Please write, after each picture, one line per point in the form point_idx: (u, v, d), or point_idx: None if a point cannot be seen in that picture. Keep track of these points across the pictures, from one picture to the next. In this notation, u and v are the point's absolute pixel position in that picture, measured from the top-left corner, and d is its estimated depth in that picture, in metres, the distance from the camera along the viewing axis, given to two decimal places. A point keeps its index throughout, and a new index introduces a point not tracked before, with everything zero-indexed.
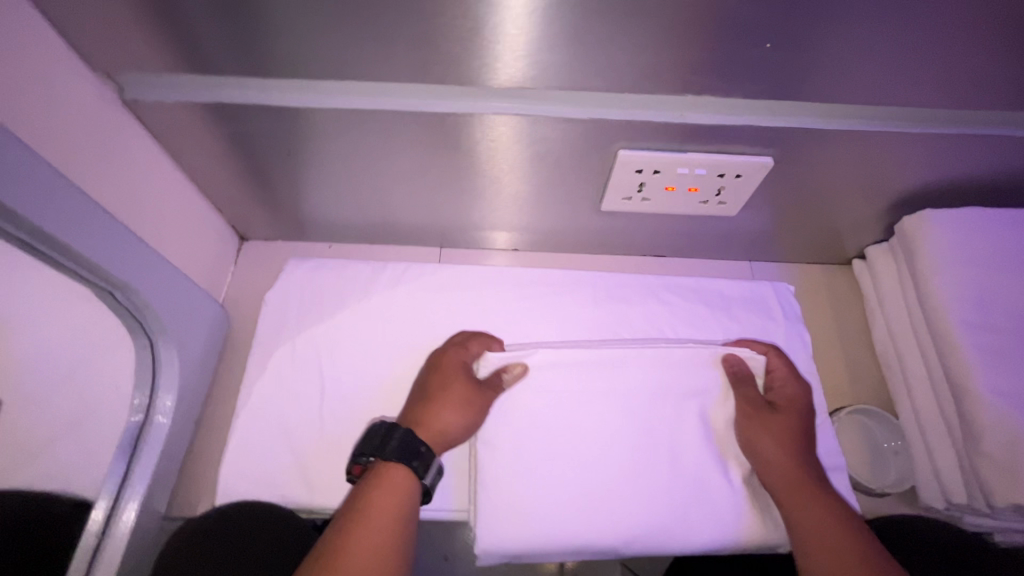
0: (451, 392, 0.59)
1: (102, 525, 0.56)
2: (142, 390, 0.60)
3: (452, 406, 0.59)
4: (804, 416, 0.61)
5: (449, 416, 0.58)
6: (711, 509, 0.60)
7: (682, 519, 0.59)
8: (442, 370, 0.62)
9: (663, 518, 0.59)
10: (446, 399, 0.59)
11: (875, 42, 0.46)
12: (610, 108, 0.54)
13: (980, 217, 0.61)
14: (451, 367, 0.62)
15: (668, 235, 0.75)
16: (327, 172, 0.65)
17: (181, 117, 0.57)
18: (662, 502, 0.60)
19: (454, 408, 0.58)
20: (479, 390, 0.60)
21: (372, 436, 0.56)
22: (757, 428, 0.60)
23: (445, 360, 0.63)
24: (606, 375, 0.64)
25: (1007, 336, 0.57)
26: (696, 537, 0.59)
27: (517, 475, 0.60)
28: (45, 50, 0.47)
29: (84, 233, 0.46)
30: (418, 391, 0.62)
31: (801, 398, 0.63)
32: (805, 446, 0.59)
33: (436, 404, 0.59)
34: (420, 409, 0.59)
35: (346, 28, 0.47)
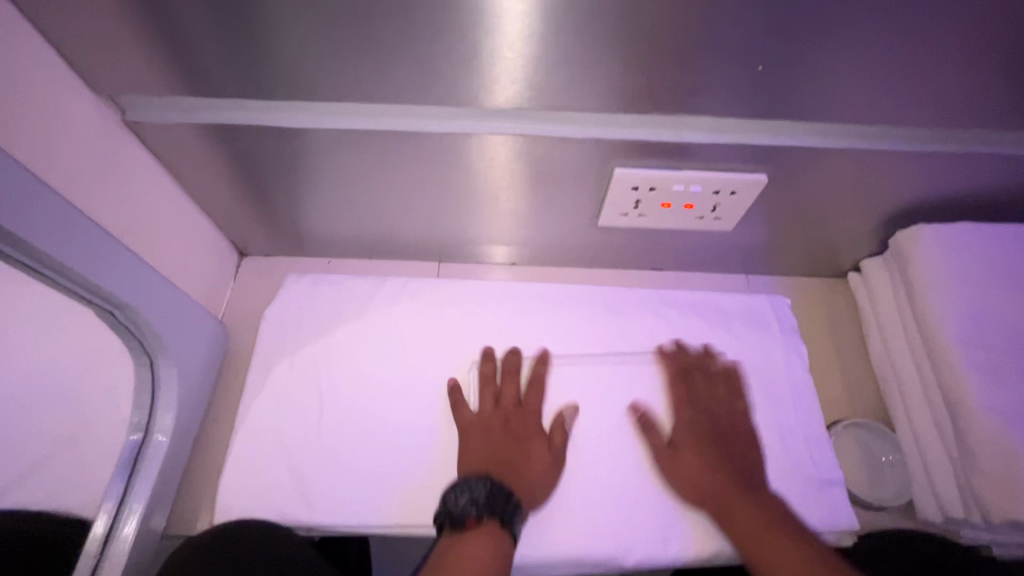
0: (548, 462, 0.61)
1: (100, 544, 0.56)
2: (142, 408, 0.60)
3: (545, 476, 0.60)
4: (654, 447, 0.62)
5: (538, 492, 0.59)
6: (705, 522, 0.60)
7: (675, 531, 0.60)
8: (495, 420, 0.63)
9: (656, 530, 0.60)
10: (546, 473, 0.60)
11: (863, 64, 0.47)
12: (605, 128, 0.55)
13: (972, 233, 0.62)
14: (528, 436, 0.62)
15: (665, 250, 0.75)
16: (325, 189, 0.66)
17: (181, 137, 0.58)
18: (652, 517, 0.61)
19: (547, 479, 0.60)
20: (560, 449, 0.62)
21: (476, 492, 0.55)
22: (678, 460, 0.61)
23: (520, 427, 0.62)
24: (590, 393, 0.67)
25: (1001, 352, 0.57)
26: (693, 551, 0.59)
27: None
28: (49, 76, 0.48)
29: (83, 255, 0.47)
30: (495, 457, 0.60)
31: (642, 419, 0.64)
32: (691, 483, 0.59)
33: (537, 479, 0.60)
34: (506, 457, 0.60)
35: (345, 53, 0.48)
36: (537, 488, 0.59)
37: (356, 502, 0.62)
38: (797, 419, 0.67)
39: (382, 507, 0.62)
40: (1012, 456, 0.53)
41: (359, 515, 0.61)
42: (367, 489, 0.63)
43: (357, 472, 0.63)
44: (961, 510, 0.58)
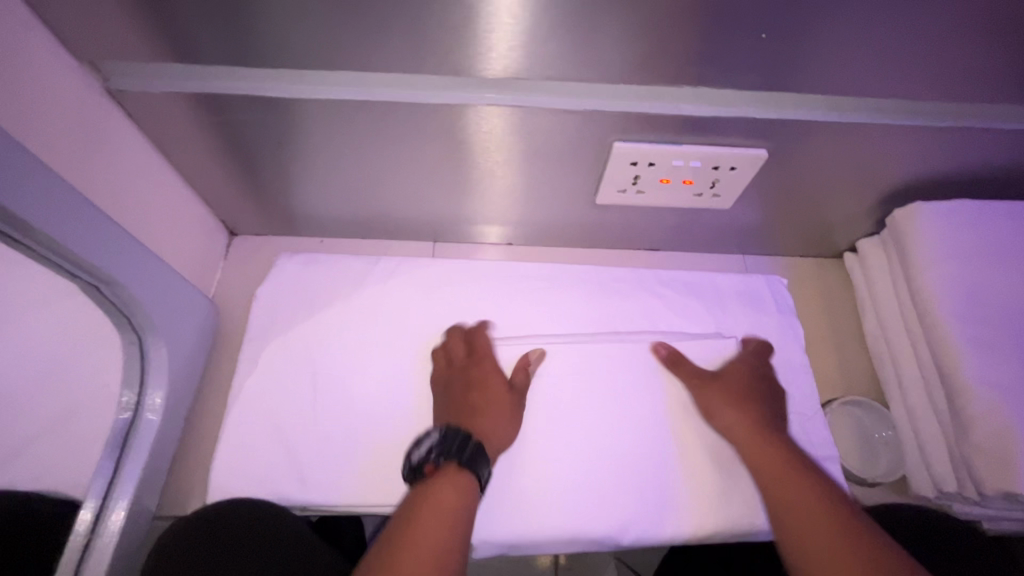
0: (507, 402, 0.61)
1: (91, 524, 0.55)
2: (131, 386, 0.58)
3: (506, 416, 0.61)
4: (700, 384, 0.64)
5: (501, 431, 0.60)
6: (697, 496, 0.61)
7: (668, 505, 0.60)
8: (447, 380, 0.64)
9: (649, 503, 0.60)
10: (505, 412, 0.61)
11: (868, 33, 0.46)
12: (604, 100, 0.54)
13: (970, 210, 0.62)
14: (486, 379, 0.62)
15: (662, 229, 0.75)
16: (317, 165, 0.64)
17: (167, 108, 0.56)
18: (647, 491, 0.61)
19: (508, 420, 0.61)
20: (520, 389, 0.63)
21: (433, 442, 0.57)
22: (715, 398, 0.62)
23: (474, 373, 0.63)
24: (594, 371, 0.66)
25: (997, 328, 0.57)
26: (692, 530, 0.59)
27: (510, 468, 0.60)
28: (27, 38, 0.46)
29: (67, 225, 0.45)
30: (454, 403, 0.61)
31: (681, 360, 0.66)
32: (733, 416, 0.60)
33: (498, 419, 0.60)
34: (462, 407, 0.60)
35: (338, 18, 0.46)
36: (496, 429, 0.59)
37: (351, 480, 0.61)
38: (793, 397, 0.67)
39: (378, 486, 0.62)
40: (1006, 430, 0.53)
41: (355, 494, 0.61)
42: (363, 467, 0.62)
43: (352, 451, 0.63)
44: (953, 484, 0.59)
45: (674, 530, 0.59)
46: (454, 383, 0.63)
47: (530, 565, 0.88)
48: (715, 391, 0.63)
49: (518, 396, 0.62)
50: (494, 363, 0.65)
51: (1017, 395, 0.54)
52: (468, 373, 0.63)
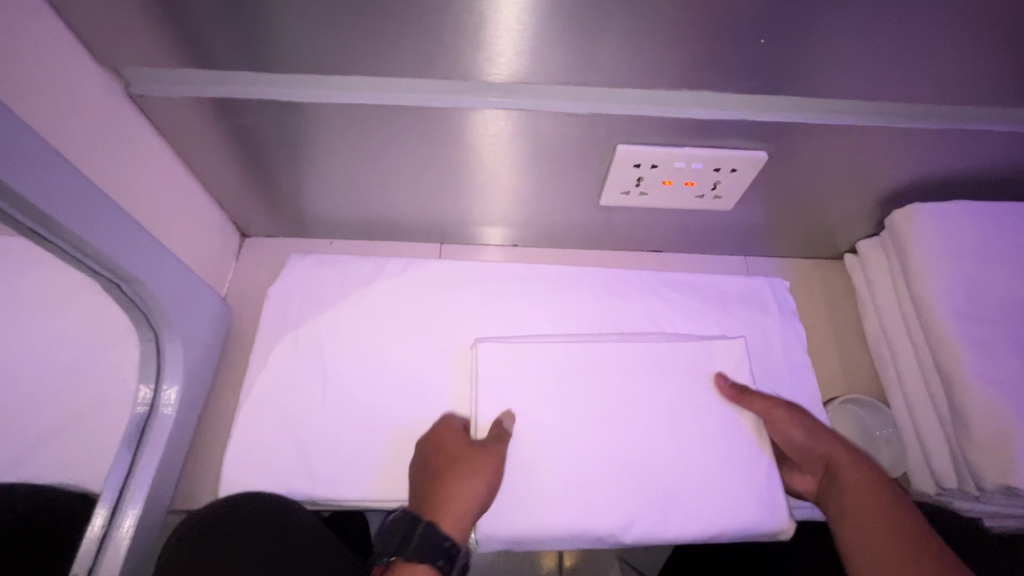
0: (470, 469, 0.58)
1: (107, 516, 0.56)
2: (147, 381, 0.59)
3: (467, 474, 0.58)
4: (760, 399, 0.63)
5: (467, 503, 0.57)
6: (707, 497, 0.61)
7: (678, 503, 0.61)
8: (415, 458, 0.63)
9: (659, 503, 0.61)
10: (471, 482, 0.57)
11: (863, 37, 0.48)
12: (607, 103, 0.56)
13: (967, 211, 0.63)
14: (446, 443, 0.61)
15: (665, 230, 0.76)
16: (327, 168, 0.66)
17: (185, 112, 0.58)
18: (656, 491, 0.61)
19: (472, 479, 0.57)
20: (488, 441, 0.60)
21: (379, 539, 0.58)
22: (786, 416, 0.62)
23: (436, 441, 0.62)
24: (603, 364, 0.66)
25: (995, 325, 0.58)
26: (698, 527, 0.60)
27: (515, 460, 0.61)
28: (54, 44, 0.48)
29: (90, 222, 0.47)
30: (420, 479, 0.60)
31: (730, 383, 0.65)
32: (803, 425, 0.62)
33: (460, 489, 0.57)
34: (426, 482, 0.59)
35: (352, 24, 0.48)
36: (460, 493, 0.56)
37: (360, 476, 0.63)
38: (795, 396, 0.68)
39: (387, 481, 0.63)
40: (1004, 425, 0.54)
41: (364, 490, 0.62)
42: (373, 463, 0.63)
43: (361, 447, 0.64)
44: (954, 480, 0.60)
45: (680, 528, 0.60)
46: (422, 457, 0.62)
47: (535, 564, 0.89)
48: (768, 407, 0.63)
49: (478, 452, 0.59)
50: (457, 423, 0.63)
51: (1015, 391, 0.55)
52: (431, 443, 0.62)
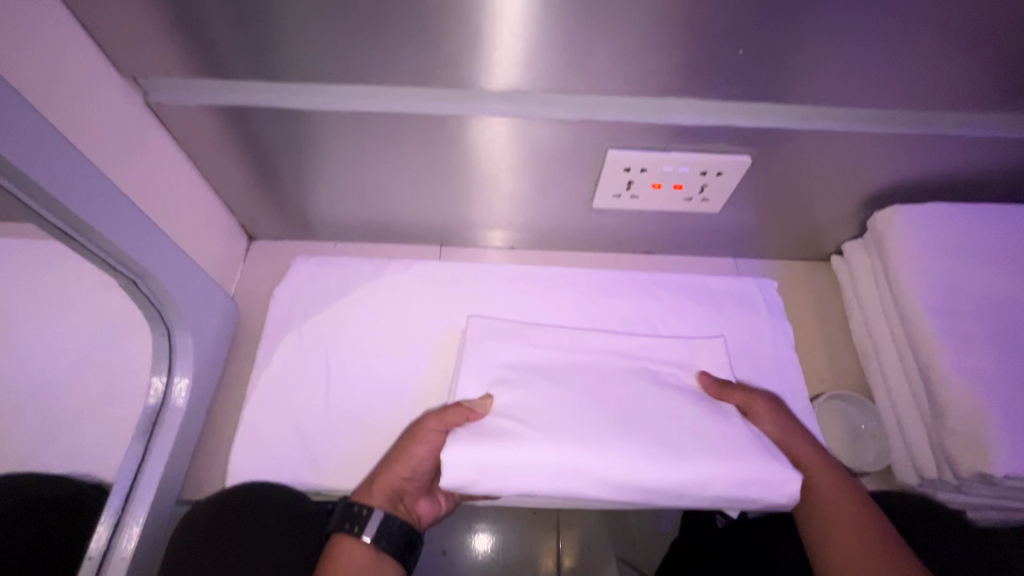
0: (410, 437, 0.61)
1: (121, 503, 0.59)
2: (158, 373, 0.63)
3: (402, 452, 0.61)
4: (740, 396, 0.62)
5: (400, 467, 0.60)
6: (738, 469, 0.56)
7: (705, 474, 0.55)
8: None
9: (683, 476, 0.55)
10: (408, 448, 0.60)
11: (834, 47, 0.51)
12: (598, 110, 0.59)
13: (943, 212, 0.66)
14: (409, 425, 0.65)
15: (657, 232, 0.79)
16: (332, 172, 0.69)
17: (198, 119, 0.61)
18: (679, 460, 0.56)
19: (402, 455, 0.61)
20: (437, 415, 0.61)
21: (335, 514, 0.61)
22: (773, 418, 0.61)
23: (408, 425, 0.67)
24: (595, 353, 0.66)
25: (970, 320, 0.61)
26: (700, 490, 0.55)
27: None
28: (79, 54, 0.51)
29: (109, 219, 0.50)
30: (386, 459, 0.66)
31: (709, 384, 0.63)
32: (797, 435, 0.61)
33: (396, 454, 0.61)
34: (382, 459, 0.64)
35: (356, 35, 0.51)
36: (389, 470, 0.60)
37: (361, 467, 0.65)
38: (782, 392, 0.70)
39: None
40: (979, 415, 0.56)
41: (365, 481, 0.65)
42: (374, 456, 0.66)
43: (362, 440, 0.67)
44: (934, 470, 0.62)
45: (681, 492, 0.55)
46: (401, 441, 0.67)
47: (534, 563, 0.91)
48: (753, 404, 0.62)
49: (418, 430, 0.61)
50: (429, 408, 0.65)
51: (991, 383, 0.57)
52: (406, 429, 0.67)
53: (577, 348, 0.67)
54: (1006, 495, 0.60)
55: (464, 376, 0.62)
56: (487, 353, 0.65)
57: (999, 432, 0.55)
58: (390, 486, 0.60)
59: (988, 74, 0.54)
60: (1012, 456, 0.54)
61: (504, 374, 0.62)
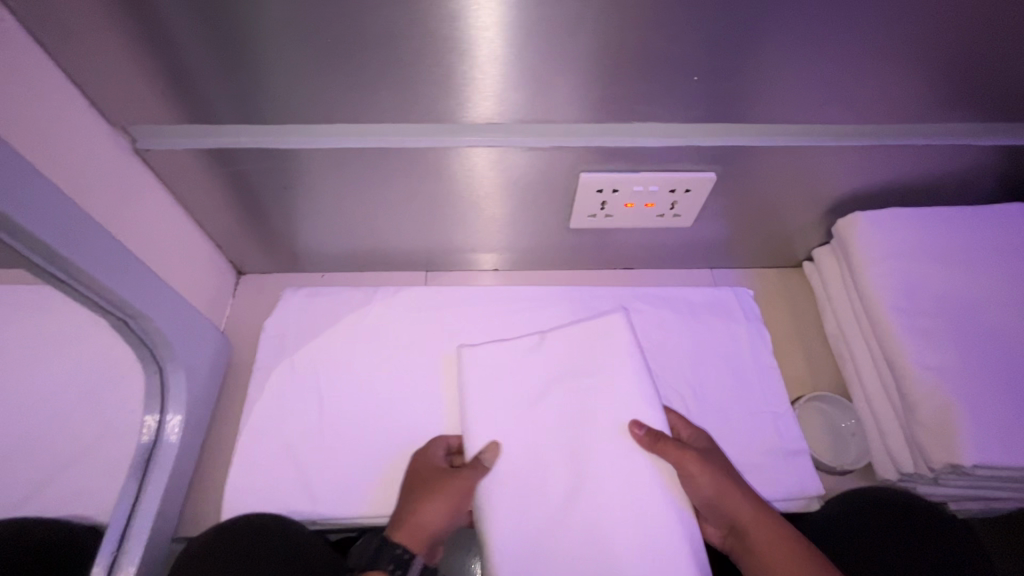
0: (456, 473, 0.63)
1: (116, 544, 0.60)
2: (151, 412, 0.64)
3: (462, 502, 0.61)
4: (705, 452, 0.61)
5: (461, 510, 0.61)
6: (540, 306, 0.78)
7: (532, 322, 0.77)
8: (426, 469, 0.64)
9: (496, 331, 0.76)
10: (453, 483, 0.61)
11: (779, 72, 0.55)
12: (568, 137, 0.62)
13: (901, 216, 0.69)
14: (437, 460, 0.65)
15: (636, 247, 0.82)
16: (316, 206, 0.71)
17: (185, 162, 0.64)
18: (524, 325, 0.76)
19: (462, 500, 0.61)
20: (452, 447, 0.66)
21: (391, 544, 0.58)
22: (703, 466, 0.58)
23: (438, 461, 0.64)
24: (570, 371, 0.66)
25: (932, 317, 0.64)
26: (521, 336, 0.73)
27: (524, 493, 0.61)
28: (69, 109, 0.54)
29: (103, 264, 0.51)
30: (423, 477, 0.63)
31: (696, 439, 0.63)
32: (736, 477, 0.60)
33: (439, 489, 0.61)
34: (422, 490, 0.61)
35: (334, 79, 0.54)
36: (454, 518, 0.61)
37: (361, 498, 0.66)
38: (762, 397, 0.73)
39: (387, 497, 0.67)
40: (945, 407, 0.59)
41: (360, 505, 0.66)
42: (368, 481, 0.67)
43: (358, 468, 0.68)
44: (910, 464, 0.64)
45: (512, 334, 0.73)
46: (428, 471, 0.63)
47: None
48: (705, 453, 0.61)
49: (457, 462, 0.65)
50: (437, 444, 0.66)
51: (956, 377, 0.60)
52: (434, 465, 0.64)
53: (561, 370, 0.67)
54: (980, 485, 0.62)
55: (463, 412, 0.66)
56: (487, 373, 0.68)
57: (964, 423, 0.58)
58: (428, 525, 0.58)
59: (927, 89, 0.58)
60: (977, 445, 0.57)
61: (498, 413, 0.65)
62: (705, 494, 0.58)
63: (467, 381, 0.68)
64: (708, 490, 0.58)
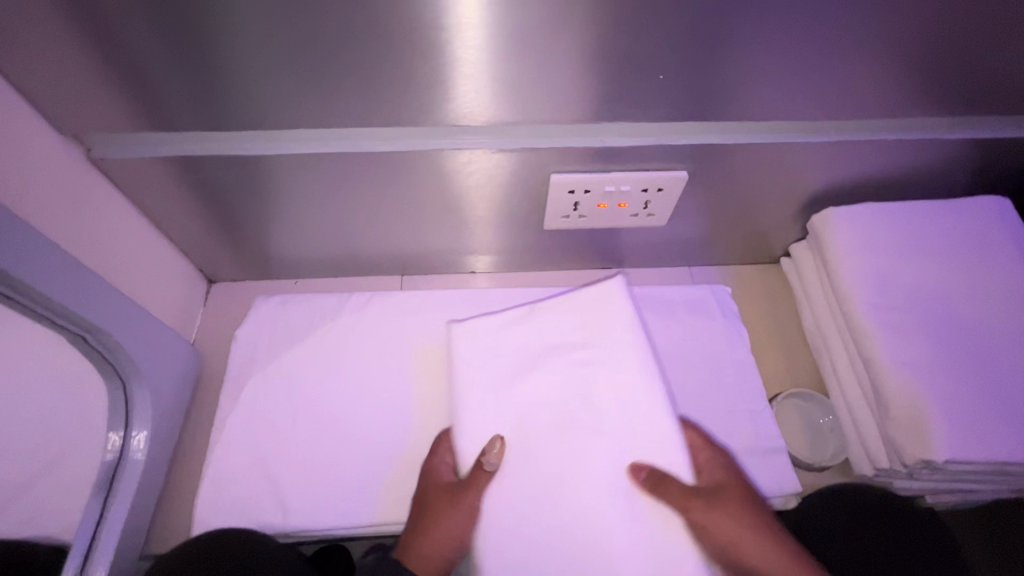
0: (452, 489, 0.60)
1: (80, 566, 0.58)
2: (116, 428, 0.62)
3: (463, 519, 0.58)
4: (721, 501, 0.57)
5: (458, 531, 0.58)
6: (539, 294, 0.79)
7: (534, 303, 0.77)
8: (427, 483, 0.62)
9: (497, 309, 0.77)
10: (456, 501, 0.59)
11: (744, 70, 0.55)
12: (536, 138, 0.61)
13: (873, 212, 0.69)
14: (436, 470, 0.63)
15: (613, 247, 0.81)
16: (285, 213, 0.70)
17: (145, 170, 0.62)
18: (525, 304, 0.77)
19: (461, 517, 0.58)
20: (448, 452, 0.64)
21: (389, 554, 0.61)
22: (714, 513, 0.56)
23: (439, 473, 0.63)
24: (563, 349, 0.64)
25: (904, 313, 0.64)
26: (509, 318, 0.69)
27: (521, 483, 0.58)
28: (18, 120, 0.53)
29: (58, 281, 0.50)
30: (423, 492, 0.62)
31: (723, 485, 0.59)
32: (758, 523, 0.57)
33: (439, 510, 0.59)
34: (426, 514, 0.60)
35: (293, 81, 0.53)
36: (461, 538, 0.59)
37: (337, 510, 0.65)
38: (741, 395, 0.73)
39: (363, 507, 0.66)
40: (917, 403, 0.59)
41: (334, 516, 0.65)
42: (343, 491, 0.67)
43: (334, 479, 0.67)
44: (886, 461, 0.64)
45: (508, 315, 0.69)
46: (428, 487, 0.62)
47: None
48: (726, 501, 0.57)
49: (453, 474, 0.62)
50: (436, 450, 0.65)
51: (927, 372, 0.60)
52: (433, 480, 0.62)
53: (557, 350, 0.64)
54: (958, 479, 0.62)
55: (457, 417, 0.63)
56: (480, 353, 0.66)
57: (936, 419, 0.58)
58: (440, 548, 0.58)
59: (896, 82, 0.57)
60: (951, 442, 0.57)
61: (498, 396, 0.63)
62: (717, 542, 0.55)
63: (459, 363, 0.65)
64: (721, 538, 0.55)
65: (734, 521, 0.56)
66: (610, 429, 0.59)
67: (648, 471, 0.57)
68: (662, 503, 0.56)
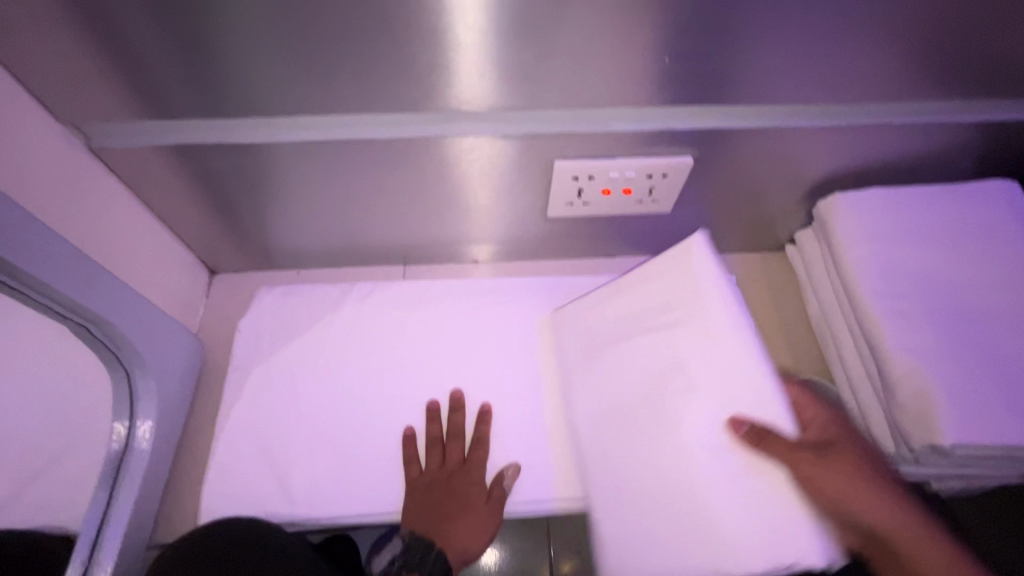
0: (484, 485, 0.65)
1: (87, 554, 0.58)
2: (121, 419, 0.63)
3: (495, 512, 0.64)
4: (842, 453, 0.58)
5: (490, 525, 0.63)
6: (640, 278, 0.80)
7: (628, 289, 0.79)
8: (452, 476, 0.65)
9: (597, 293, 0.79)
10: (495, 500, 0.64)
11: (751, 51, 0.54)
12: (539, 123, 0.60)
13: (879, 198, 0.69)
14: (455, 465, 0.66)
15: (617, 235, 0.80)
16: (287, 203, 0.70)
17: (145, 159, 0.62)
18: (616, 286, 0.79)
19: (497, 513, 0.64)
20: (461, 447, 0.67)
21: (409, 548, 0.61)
22: (826, 466, 0.55)
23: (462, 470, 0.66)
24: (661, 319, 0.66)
25: (911, 299, 0.63)
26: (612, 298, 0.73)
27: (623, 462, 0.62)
28: (15, 107, 0.52)
29: (60, 270, 0.49)
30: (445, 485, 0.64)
31: (834, 436, 0.61)
32: (873, 476, 0.58)
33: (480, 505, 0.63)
34: (463, 508, 0.63)
35: (293, 66, 0.52)
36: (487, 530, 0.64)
37: (343, 499, 0.65)
38: None
39: (369, 496, 0.66)
40: (924, 388, 0.59)
41: (337, 506, 0.65)
42: (349, 480, 0.67)
43: (340, 468, 0.67)
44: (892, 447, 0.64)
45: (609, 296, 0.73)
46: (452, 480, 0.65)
47: None
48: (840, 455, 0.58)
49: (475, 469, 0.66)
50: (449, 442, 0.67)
51: (934, 358, 0.60)
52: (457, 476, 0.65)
53: (652, 321, 0.67)
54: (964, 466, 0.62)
55: (569, 394, 0.69)
56: (582, 335, 0.72)
57: (943, 404, 0.57)
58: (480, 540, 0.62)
59: (905, 64, 0.57)
60: (958, 428, 0.56)
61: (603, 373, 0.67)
62: (829, 497, 0.54)
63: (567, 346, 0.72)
64: (830, 493, 0.54)
65: (848, 473, 0.56)
66: (705, 387, 0.60)
67: (751, 424, 0.57)
68: (770, 455, 0.55)
